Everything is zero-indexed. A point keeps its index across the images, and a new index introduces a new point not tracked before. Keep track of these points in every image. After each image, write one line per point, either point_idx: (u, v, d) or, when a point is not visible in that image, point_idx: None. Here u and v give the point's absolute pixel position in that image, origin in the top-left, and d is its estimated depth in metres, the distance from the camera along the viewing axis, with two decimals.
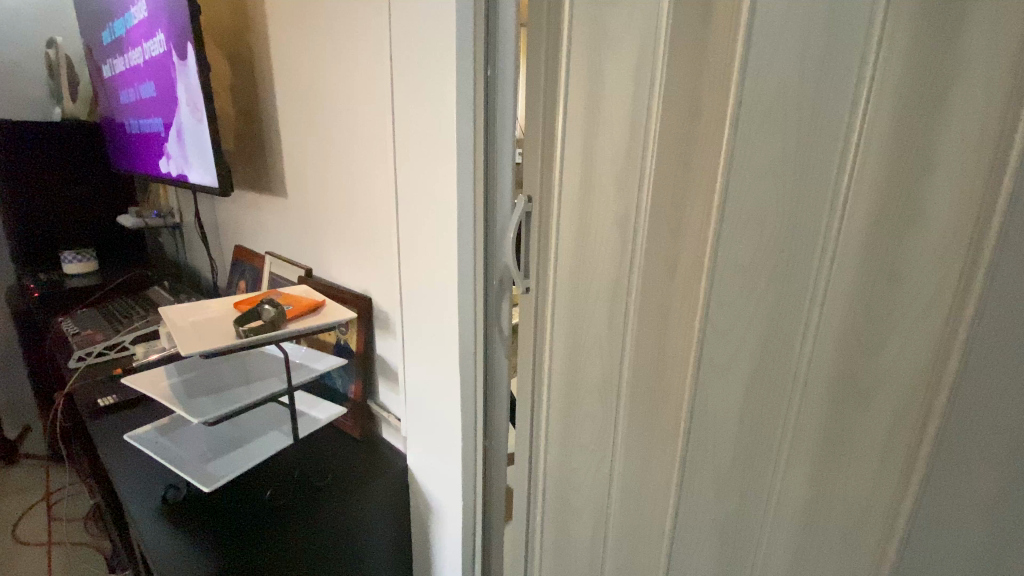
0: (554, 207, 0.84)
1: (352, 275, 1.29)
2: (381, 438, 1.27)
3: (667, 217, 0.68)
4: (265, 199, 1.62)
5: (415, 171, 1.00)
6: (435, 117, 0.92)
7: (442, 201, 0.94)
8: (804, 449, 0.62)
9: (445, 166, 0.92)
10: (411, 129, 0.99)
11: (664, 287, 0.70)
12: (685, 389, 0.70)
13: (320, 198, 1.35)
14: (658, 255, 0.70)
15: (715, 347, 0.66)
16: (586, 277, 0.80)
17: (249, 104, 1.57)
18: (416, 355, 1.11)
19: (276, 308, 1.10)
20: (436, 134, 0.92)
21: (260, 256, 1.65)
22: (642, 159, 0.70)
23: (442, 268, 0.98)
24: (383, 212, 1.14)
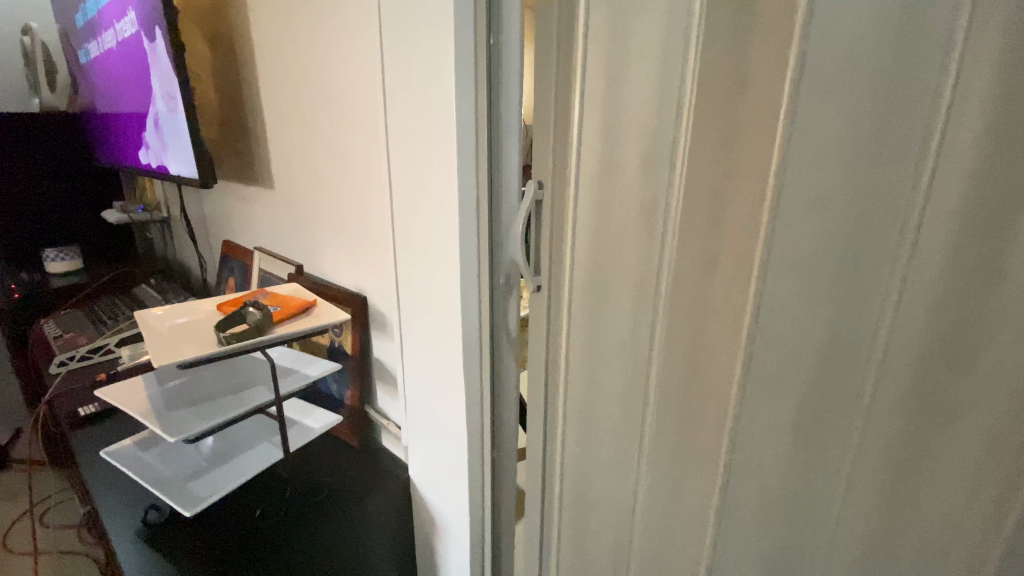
0: (570, 194, 0.73)
1: (346, 272, 1.19)
2: (380, 446, 1.19)
3: (707, 203, 0.58)
4: (251, 191, 1.51)
5: (410, 157, 0.90)
6: (434, 95, 0.81)
7: (443, 189, 0.84)
8: (871, 471, 0.52)
9: (445, 149, 0.82)
10: (406, 110, 0.88)
11: (700, 286, 0.60)
12: (726, 403, 0.61)
13: (309, 189, 1.24)
14: (694, 249, 0.60)
15: (765, 355, 0.56)
16: (606, 273, 0.70)
17: (231, 89, 1.46)
18: (416, 358, 1.02)
19: (263, 309, 1.00)
20: (435, 113, 0.82)
21: (249, 253, 1.55)
22: (676, 136, 0.60)
23: (443, 263, 0.89)
24: (376, 204, 1.04)
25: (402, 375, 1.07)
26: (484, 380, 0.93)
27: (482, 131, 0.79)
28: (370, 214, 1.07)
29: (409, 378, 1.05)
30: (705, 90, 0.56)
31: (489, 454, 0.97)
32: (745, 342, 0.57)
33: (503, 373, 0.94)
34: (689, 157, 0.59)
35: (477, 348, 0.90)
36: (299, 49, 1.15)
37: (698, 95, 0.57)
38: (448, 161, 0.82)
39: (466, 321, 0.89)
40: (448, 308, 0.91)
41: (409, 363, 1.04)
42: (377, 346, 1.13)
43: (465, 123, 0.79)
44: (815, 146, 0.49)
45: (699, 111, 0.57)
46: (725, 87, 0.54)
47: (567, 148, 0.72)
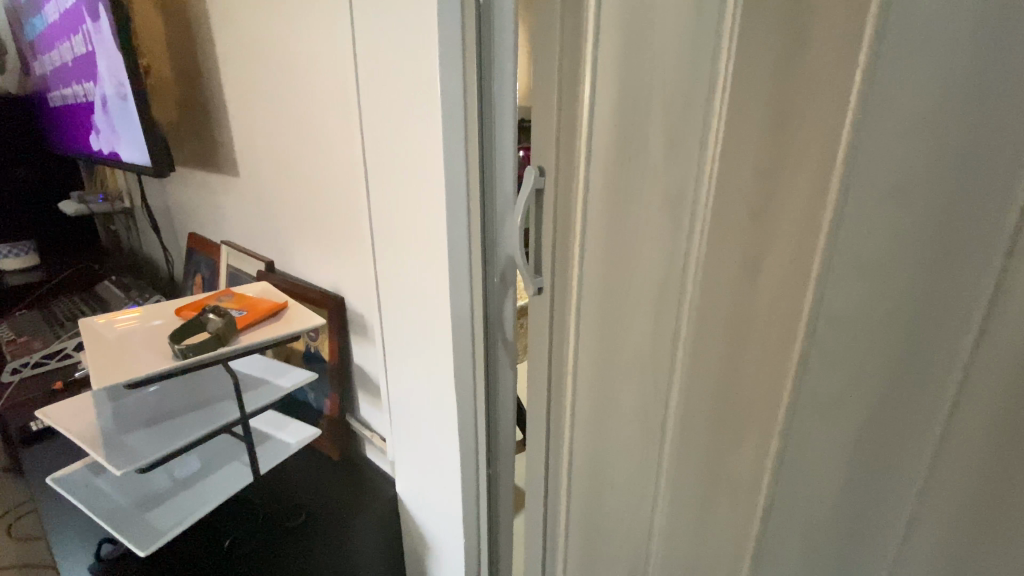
0: (578, 182, 0.62)
1: (321, 269, 1.08)
2: (364, 459, 1.09)
3: (751, 194, 0.47)
4: (215, 180, 1.37)
5: (391, 140, 0.78)
6: (419, 68, 0.70)
7: (432, 177, 0.74)
8: (941, 514, 0.43)
9: (435, 130, 0.71)
10: (383, 86, 0.76)
11: (743, 292, 0.50)
12: (770, 430, 0.51)
13: (276, 177, 1.12)
14: (735, 248, 0.49)
15: (821, 379, 0.46)
16: (624, 273, 0.60)
17: (189, 66, 1.31)
18: (402, 366, 0.92)
19: (225, 316, 0.88)
20: (420, 87, 0.71)
21: (216, 247, 1.42)
22: (711, 111, 0.49)
23: (433, 261, 0.78)
24: (352, 195, 0.93)
25: (386, 385, 0.97)
26: (478, 393, 0.82)
27: (472, 109, 0.67)
28: (345, 205, 0.95)
29: (393, 390, 0.95)
30: (752, 50, 0.44)
31: (484, 474, 0.88)
32: (798, 362, 0.47)
33: (498, 385, 0.83)
34: (728, 135, 0.48)
35: (470, 357, 0.80)
36: (257, 17, 1.01)
37: (742, 57, 0.45)
38: (437, 144, 0.71)
39: (459, 327, 0.79)
40: (441, 311, 0.81)
41: (393, 373, 0.94)
42: (358, 353, 1.03)
43: (454, 100, 0.67)
44: (902, 123, 0.38)
45: (744, 78, 0.45)
46: (778, 47, 0.43)
47: (573, 128, 0.61)
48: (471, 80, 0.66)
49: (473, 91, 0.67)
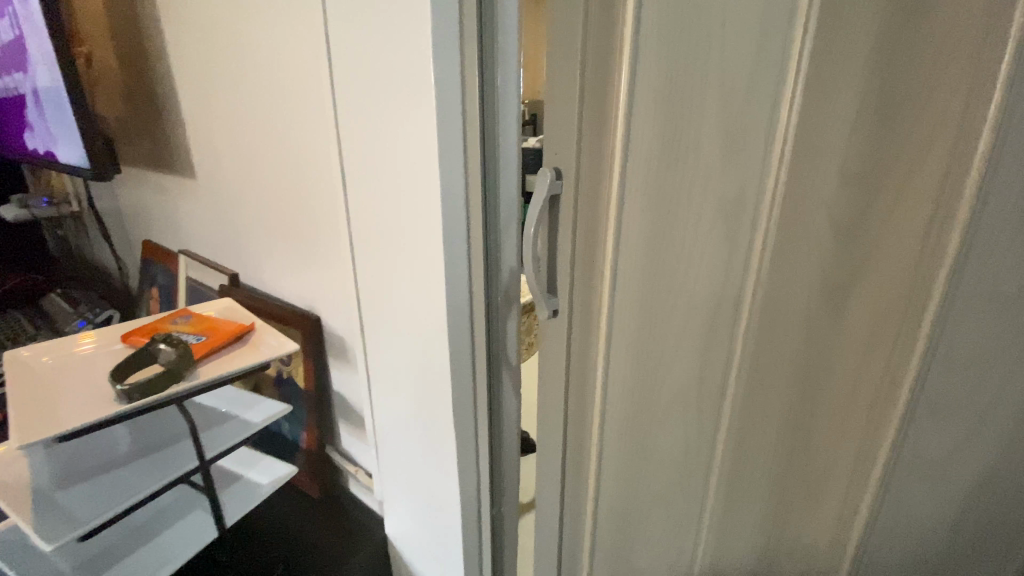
0: (601, 190, 0.52)
1: (292, 284, 0.95)
2: (348, 496, 0.98)
3: (839, 204, 0.41)
4: (169, 182, 1.23)
5: (372, 140, 0.66)
6: (403, 53, 0.59)
7: (422, 183, 0.63)
8: None
9: (425, 126, 0.60)
10: (360, 76, 0.65)
11: (827, 313, 0.44)
12: (861, 464, 0.46)
13: (238, 180, 0.99)
14: (813, 271, 0.44)
15: (930, 418, 0.40)
16: (661, 299, 0.51)
17: (134, 54, 1.16)
18: (389, 396, 0.81)
19: (180, 344, 0.76)
20: (403, 76, 0.60)
21: (173, 257, 1.27)
22: (782, 111, 0.42)
23: (426, 281, 0.67)
24: (326, 201, 0.81)
25: (372, 417, 0.86)
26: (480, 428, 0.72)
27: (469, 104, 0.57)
28: (318, 213, 0.83)
29: (380, 424, 0.84)
30: (842, 46, 0.38)
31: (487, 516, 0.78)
32: (906, 394, 0.41)
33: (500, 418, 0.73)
34: (808, 139, 0.41)
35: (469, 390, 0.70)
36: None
37: (829, 46, 0.38)
38: (427, 144, 0.60)
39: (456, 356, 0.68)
40: (436, 338, 0.70)
41: (379, 405, 0.83)
42: (337, 380, 0.92)
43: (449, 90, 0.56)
44: None
45: (835, 71, 0.39)
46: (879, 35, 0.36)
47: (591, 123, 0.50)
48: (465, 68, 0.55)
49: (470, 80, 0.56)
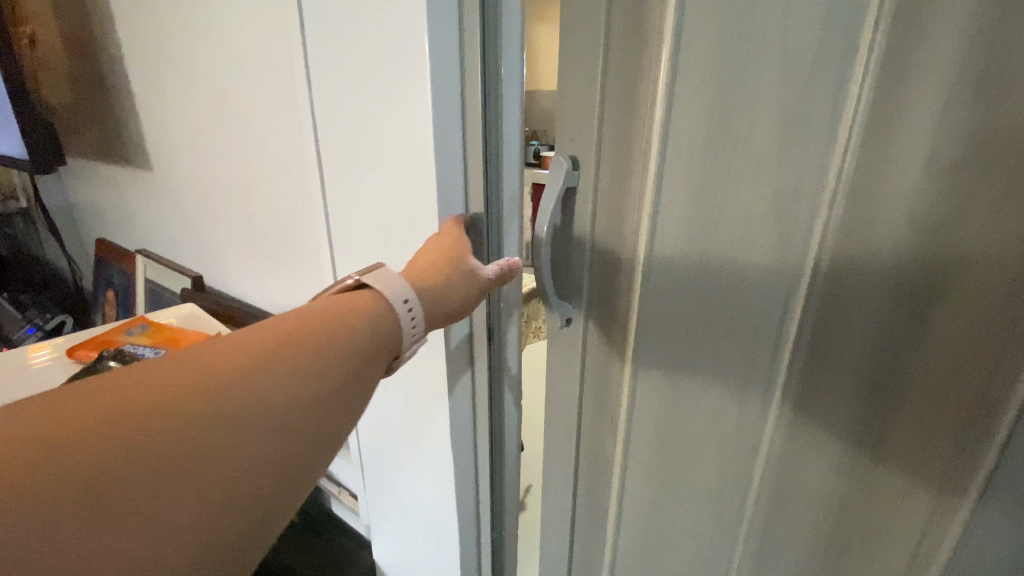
0: (623, 194, 0.45)
1: (263, 291, 0.86)
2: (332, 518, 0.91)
3: (919, 201, 0.34)
4: (123, 175, 1.11)
5: (354, 129, 0.58)
6: (388, 32, 0.50)
7: (412, 179, 0.54)
8: None
9: (416, 113, 0.51)
10: (338, 53, 0.55)
11: (902, 327, 0.37)
12: (953, 478, 0.38)
13: (200, 174, 0.89)
14: (898, 228, 0.35)
15: None
16: (697, 297, 0.44)
17: (80, 30, 1.04)
18: (375, 416, 0.73)
19: (134, 361, 0.66)
20: (388, 55, 0.51)
21: (131, 256, 1.16)
22: (848, 93, 0.34)
23: None
24: (301, 199, 0.72)
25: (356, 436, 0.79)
26: (481, 448, 0.66)
27: (470, 87, 0.49)
28: (291, 214, 0.74)
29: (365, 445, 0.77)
30: None
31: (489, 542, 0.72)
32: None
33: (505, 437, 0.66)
34: (883, 126, 0.34)
35: (471, 408, 0.63)
36: None
37: (910, 20, 0.31)
38: (418, 134, 0.52)
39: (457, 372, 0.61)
40: (429, 354, 0.62)
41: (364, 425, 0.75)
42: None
43: (446, 70, 0.48)
44: None
45: (919, 45, 0.31)
46: None
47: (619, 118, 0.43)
48: (467, 45, 0.47)
49: (473, 59, 0.48)
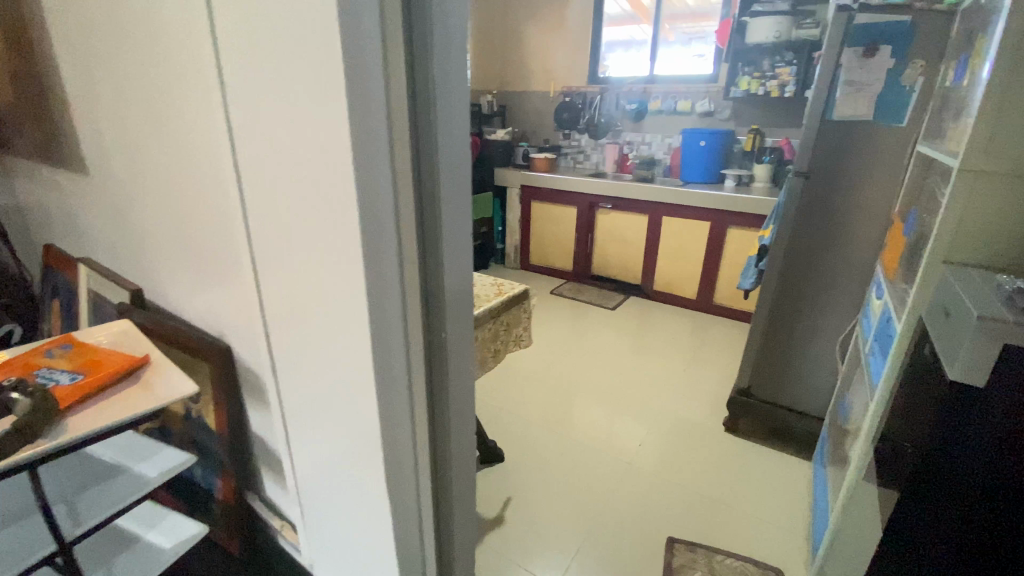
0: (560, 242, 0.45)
1: (200, 315, 0.82)
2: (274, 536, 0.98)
3: None
4: (63, 180, 1.04)
5: (269, 181, 0.59)
6: (305, 96, 0.51)
7: (332, 237, 0.56)
8: None
9: (335, 156, 0.52)
10: (260, 88, 0.55)
11: None
12: None
13: (132, 189, 0.83)
14: None
15: None
16: None
17: (17, 25, 0.97)
18: (303, 448, 0.76)
19: (39, 393, 0.65)
20: (306, 98, 0.51)
21: (75, 265, 1.10)
22: None
23: (339, 338, 0.62)
24: (227, 210, 0.68)
25: (292, 467, 0.80)
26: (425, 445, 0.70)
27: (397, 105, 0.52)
28: (212, 245, 0.72)
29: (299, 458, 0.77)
30: None
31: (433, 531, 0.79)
32: None
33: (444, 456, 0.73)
34: None
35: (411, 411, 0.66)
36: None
37: None
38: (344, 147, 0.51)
39: (396, 382, 0.63)
40: (356, 395, 0.63)
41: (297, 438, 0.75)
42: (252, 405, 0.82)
43: (373, 85, 0.50)
44: None
45: None
46: None
47: None
48: (390, 63, 0.51)
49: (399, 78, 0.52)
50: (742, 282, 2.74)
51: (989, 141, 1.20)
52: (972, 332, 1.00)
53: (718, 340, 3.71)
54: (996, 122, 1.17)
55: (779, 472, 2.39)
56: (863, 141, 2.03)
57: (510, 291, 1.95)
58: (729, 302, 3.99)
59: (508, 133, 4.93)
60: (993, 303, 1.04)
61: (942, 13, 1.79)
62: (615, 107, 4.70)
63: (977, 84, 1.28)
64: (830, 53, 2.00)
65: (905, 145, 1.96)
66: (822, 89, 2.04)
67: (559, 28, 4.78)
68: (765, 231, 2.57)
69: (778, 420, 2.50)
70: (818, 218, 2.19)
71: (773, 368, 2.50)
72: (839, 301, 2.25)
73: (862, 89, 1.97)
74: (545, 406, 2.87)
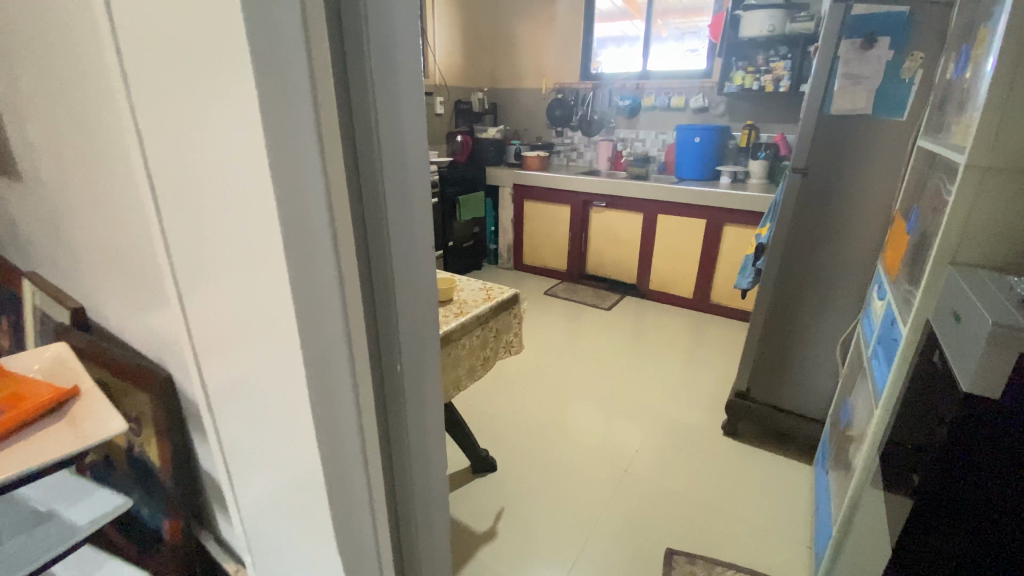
0: None
1: (137, 344, 0.87)
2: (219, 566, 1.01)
3: None
4: (3, 186, 0.96)
5: (201, 238, 0.65)
6: (235, 168, 0.56)
7: (268, 291, 0.61)
8: None
9: (270, 225, 0.57)
10: (193, 150, 0.59)
11: None
12: None
13: (85, 198, 0.80)
14: None
15: None
16: None
17: None
18: (246, 477, 0.81)
19: None
20: (236, 169, 0.56)
21: (19, 278, 1.02)
22: None
23: (275, 381, 0.67)
24: (176, 244, 0.69)
25: (235, 498, 0.85)
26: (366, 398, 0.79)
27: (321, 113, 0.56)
28: (150, 279, 0.76)
29: (233, 451, 0.80)
30: None
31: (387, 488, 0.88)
32: None
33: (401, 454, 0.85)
34: None
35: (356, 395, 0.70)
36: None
37: None
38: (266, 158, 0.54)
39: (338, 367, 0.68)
40: (298, 431, 0.68)
41: (230, 428, 0.78)
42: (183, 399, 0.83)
43: (295, 104, 0.53)
44: None
45: None
46: None
47: None
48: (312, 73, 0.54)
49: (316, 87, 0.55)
50: (738, 282, 2.68)
51: (997, 136, 1.13)
52: (981, 341, 0.93)
53: (715, 339, 3.65)
54: (1005, 116, 1.10)
55: (778, 477, 2.33)
56: (862, 137, 1.97)
57: (499, 296, 1.88)
58: (726, 300, 3.93)
59: (500, 131, 4.85)
60: (1008, 308, 0.97)
61: (941, 2, 1.73)
62: (608, 103, 4.63)
63: (983, 75, 1.21)
64: (826, 46, 1.94)
65: (903, 140, 1.90)
66: (819, 83, 1.97)
67: (549, 24, 4.70)
68: (762, 229, 2.51)
69: (776, 422, 2.45)
70: (815, 217, 2.12)
71: (771, 371, 2.45)
72: (838, 301, 2.19)
73: (860, 83, 1.90)
74: (539, 411, 2.80)
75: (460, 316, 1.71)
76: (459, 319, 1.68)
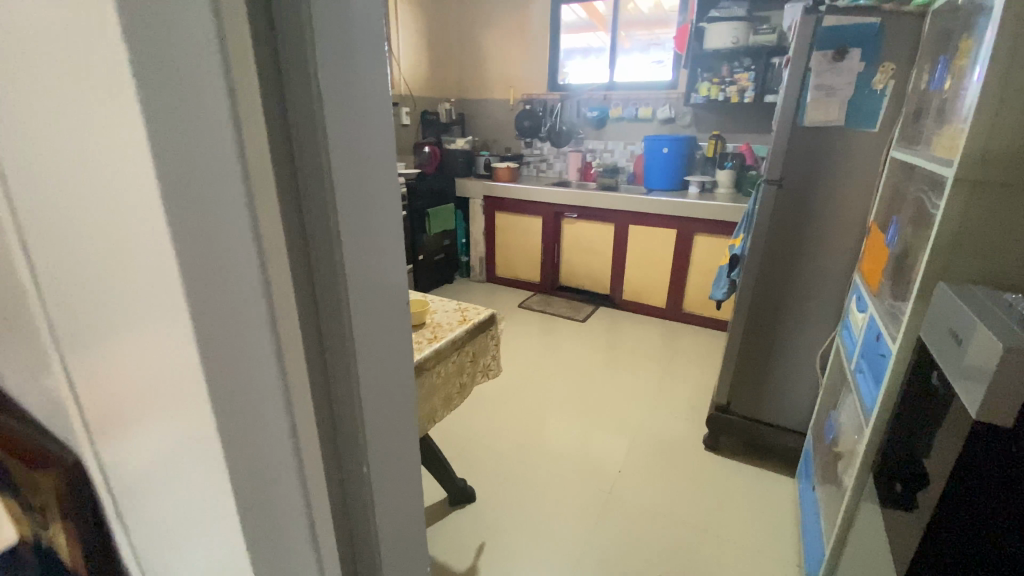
0: None
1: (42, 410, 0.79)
2: None
3: None
4: None
5: (92, 305, 0.58)
6: (127, 233, 0.50)
7: (173, 363, 0.55)
8: None
9: (173, 292, 0.51)
10: (77, 213, 0.53)
11: None
12: None
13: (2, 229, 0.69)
14: None
15: None
16: None
17: None
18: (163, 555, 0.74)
19: None
20: (130, 233, 0.50)
21: None
22: None
23: (186, 461, 0.61)
24: (65, 309, 0.61)
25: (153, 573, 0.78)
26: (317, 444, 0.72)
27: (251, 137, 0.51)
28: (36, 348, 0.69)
29: (146, 527, 0.73)
30: None
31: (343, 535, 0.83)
32: None
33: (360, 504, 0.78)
34: None
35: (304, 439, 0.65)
36: None
37: None
38: (189, 191, 0.47)
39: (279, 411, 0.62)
40: (215, 510, 0.62)
41: (157, 495, 0.67)
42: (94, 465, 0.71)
43: (208, 152, 0.47)
44: None
45: None
46: None
47: None
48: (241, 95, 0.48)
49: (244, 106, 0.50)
50: (714, 293, 2.66)
51: (986, 149, 1.11)
52: (990, 365, 0.89)
53: (690, 349, 3.63)
54: (995, 129, 1.08)
55: (760, 492, 2.29)
56: (835, 148, 1.97)
57: (475, 318, 1.77)
58: (700, 309, 3.93)
59: (469, 142, 4.77)
60: (1013, 329, 0.93)
61: (910, 15, 1.74)
62: (576, 114, 4.61)
63: (967, 86, 1.19)
64: (798, 58, 1.93)
65: (875, 151, 1.91)
66: (792, 94, 1.96)
67: (516, 35, 4.66)
68: (736, 240, 2.50)
69: (756, 434, 2.42)
70: (792, 229, 2.11)
71: (751, 383, 2.42)
72: (816, 312, 2.18)
73: (833, 94, 1.90)
74: (517, 432, 2.69)
75: (435, 341, 1.60)
76: (433, 345, 1.57)
